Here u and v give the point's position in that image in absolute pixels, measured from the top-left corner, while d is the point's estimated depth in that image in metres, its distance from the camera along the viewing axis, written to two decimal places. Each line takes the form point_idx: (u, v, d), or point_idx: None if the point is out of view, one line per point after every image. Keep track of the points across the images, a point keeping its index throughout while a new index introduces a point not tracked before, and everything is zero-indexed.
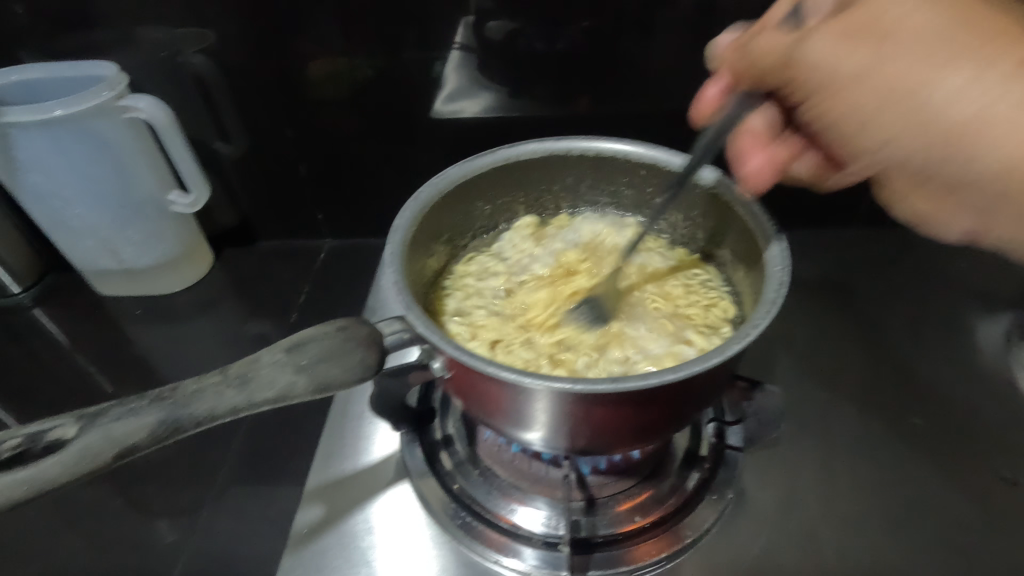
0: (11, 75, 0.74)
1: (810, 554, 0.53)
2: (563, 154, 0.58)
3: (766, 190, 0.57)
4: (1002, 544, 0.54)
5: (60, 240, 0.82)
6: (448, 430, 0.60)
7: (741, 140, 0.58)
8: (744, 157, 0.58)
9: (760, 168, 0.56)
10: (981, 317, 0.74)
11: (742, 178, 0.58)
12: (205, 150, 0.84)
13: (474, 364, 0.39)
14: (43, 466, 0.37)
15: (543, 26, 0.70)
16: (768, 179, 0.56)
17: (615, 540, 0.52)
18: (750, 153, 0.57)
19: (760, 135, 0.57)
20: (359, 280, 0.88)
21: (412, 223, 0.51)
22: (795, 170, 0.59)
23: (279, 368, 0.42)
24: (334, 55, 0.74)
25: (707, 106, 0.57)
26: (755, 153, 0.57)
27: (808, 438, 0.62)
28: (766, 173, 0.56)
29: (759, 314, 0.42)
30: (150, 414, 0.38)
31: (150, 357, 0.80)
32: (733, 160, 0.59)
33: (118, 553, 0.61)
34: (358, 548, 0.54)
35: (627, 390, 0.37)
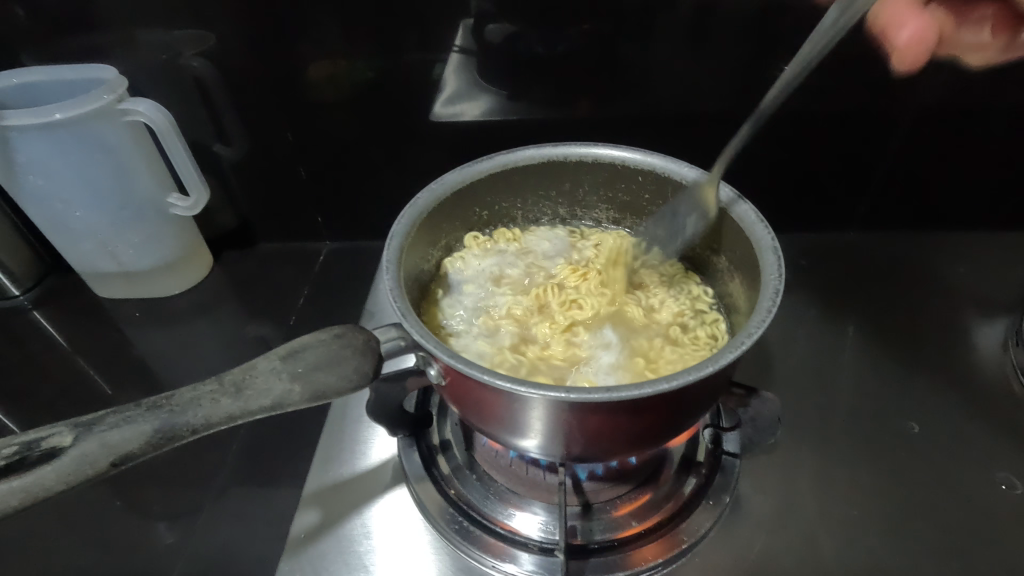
0: (12, 79, 0.73)
1: (806, 558, 0.53)
2: (561, 160, 0.58)
3: (920, 58, 0.58)
4: (997, 548, 0.54)
5: (60, 242, 0.82)
6: (445, 435, 0.60)
7: (898, 6, 0.57)
8: (900, 24, 0.57)
9: (911, 40, 0.57)
10: (978, 321, 0.74)
11: (899, 50, 0.58)
12: (205, 153, 0.84)
13: (469, 372, 0.39)
14: (38, 474, 0.37)
15: (543, 29, 0.70)
16: (925, 49, 0.56)
17: (612, 546, 0.52)
18: (909, 22, 0.57)
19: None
20: (357, 282, 0.89)
21: (410, 228, 0.51)
22: (966, 35, 0.59)
23: (275, 376, 0.42)
24: (334, 57, 0.74)
25: None
26: (911, 18, 0.56)
27: (805, 443, 0.62)
28: (922, 44, 0.56)
29: (754, 322, 0.42)
30: (145, 422, 0.39)
31: (149, 359, 0.80)
32: (888, 26, 0.59)
33: (116, 555, 0.61)
34: (355, 553, 0.54)
35: (620, 399, 0.37)
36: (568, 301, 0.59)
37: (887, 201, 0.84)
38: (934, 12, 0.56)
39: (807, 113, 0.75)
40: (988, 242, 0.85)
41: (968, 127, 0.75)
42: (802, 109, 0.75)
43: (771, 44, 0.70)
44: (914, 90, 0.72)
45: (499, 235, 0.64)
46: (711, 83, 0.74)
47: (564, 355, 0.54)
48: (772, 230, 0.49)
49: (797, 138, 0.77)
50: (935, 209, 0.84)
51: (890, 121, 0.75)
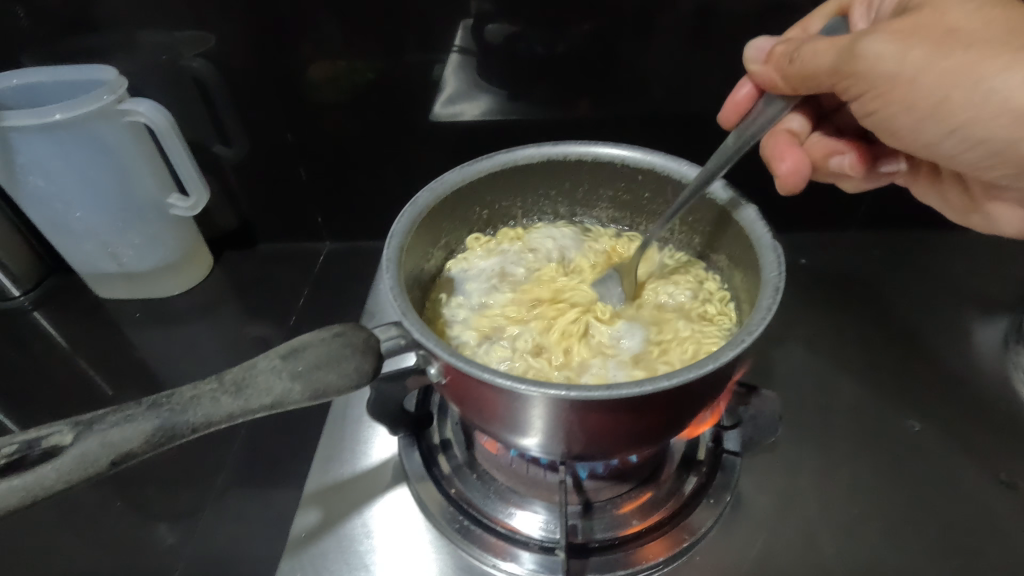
0: (13, 79, 0.74)
1: (808, 556, 0.53)
2: (561, 159, 0.58)
3: (797, 185, 0.63)
4: (998, 546, 0.54)
5: (60, 243, 0.82)
6: (446, 434, 0.60)
7: (776, 147, 0.63)
8: (781, 156, 0.63)
9: (793, 167, 0.62)
10: (979, 319, 0.74)
11: (778, 177, 0.63)
12: (205, 154, 0.84)
13: (470, 370, 0.39)
14: (39, 473, 0.37)
15: (542, 29, 0.70)
16: (801, 180, 0.62)
17: (613, 544, 0.52)
18: (784, 158, 0.63)
19: (790, 139, 0.64)
20: (358, 283, 0.89)
21: (410, 227, 0.51)
22: (835, 161, 0.64)
23: (275, 374, 0.42)
24: (333, 58, 0.74)
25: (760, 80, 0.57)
26: (789, 154, 0.63)
27: (806, 442, 0.62)
28: (799, 172, 0.62)
29: (755, 319, 0.42)
30: (146, 420, 0.39)
31: (150, 360, 0.80)
32: (769, 158, 0.64)
33: (117, 556, 0.61)
34: (356, 552, 0.54)
35: (621, 397, 0.37)
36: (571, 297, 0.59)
37: (888, 200, 0.84)
38: (805, 153, 0.63)
39: None
40: (988, 240, 0.85)
41: None
42: None
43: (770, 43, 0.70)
44: None
45: (503, 235, 0.64)
46: (710, 82, 0.74)
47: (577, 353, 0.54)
48: (772, 227, 0.49)
49: None
50: (935, 208, 0.84)
51: None
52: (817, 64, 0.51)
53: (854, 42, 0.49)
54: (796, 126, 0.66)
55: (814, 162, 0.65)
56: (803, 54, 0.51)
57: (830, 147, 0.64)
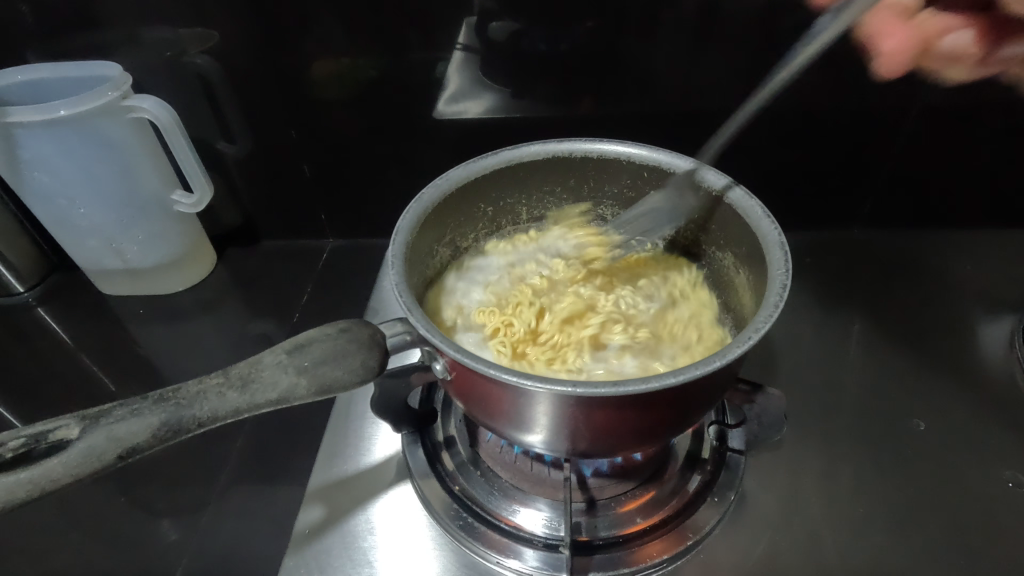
0: (17, 76, 0.74)
1: (813, 556, 0.53)
2: (566, 156, 0.58)
3: (906, 64, 0.55)
4: (1004, 546, 0.54)
5: (65, 239, 0.82)
6: (450, 432, 0.60)
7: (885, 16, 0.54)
8: (883, 36, 0.55)
9: (897, 49, 0.54)
10: (984, 319, 0.74)
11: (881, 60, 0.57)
12: (209, 150, 0.84)
13: (475, 366, 0.39)
14: (45, 466, 0.37)
15: (547, 27, 0.70)
16: (908, 57, 0.54)
17: (617, 542, 0.52)
18: (890, 34, 0.55)
19: (902, 11, 0.53)
20: (361, 280, 0.89)
21: (415, 224, 0.51)
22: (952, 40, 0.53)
23: (281, 369, 0.42)
24: (337, 55, 0.74)
25: None
26: (893, 31, 0.54)
27: (810, 441, 0.61)
28: (905, 52, 0.54)
29: (761, 317, 0.41)
30: (152, 415, 0.39)
31: (153, 357, 0.80)
32: (874, 34, 0.56)
33: (120, 552, 0.61)
34: (360, 548, 0.54)
35: (628, 393, 0.37)
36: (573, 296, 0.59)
37: (893, 199, 0.83)
38: (917, 27, 0.53)
39: (811, 111, 0.75)
40: (993, 239, 0.84)
41: (973, 125, 0.75)
42: (806, 107, 0.74)
43: (775, 41, 0.69)
44: (919, 88, 0.72)
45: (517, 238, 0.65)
46: (715, 80, 0.73)
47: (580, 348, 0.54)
48: (778, 224, 0.49)
49: (802, 136, 0.77)
50: (940, 207, 0.83)
51: (895, 119, 0.75)
52: None
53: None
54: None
55: (926, 45, 0.53)
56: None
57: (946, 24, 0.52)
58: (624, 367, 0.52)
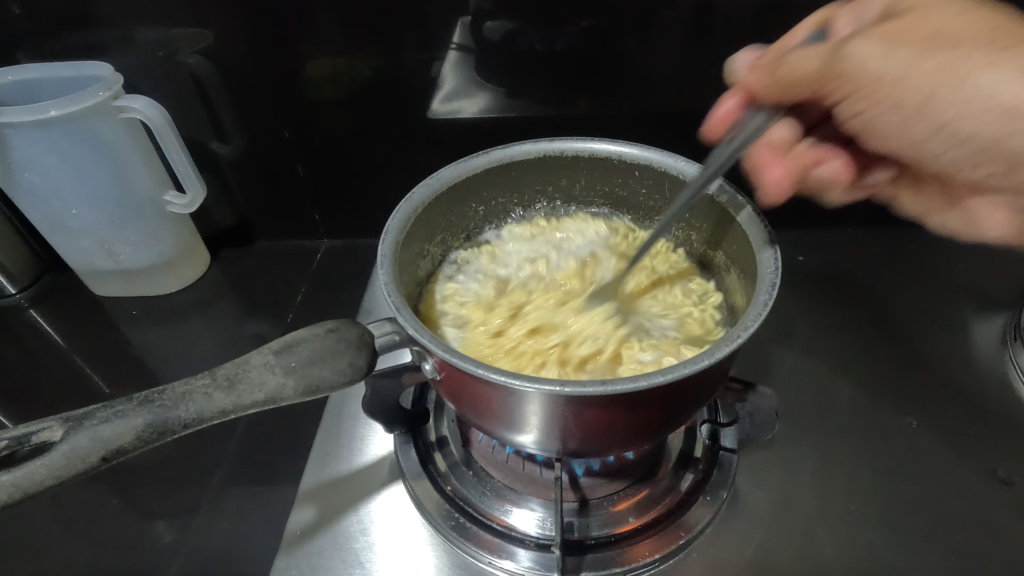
0: (8, 75, 0.74)
1: (806, 554, 0.53)
2: (558, 155, 0.58)
3: (787, 194, 0.60)
4: (997, 543, 0.54)
5: (56, 240, 0.82)
6: (442, 432, 0.60)
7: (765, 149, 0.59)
8: (763, 168, 0.59)
9: (780, 177, 0.59)
10: (977, 316, 0.74)
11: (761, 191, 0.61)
12: (202, 151, 0.84)
13: (464, 366, 0.39)
14: (29, 468, 0.37)
15: (540, 26, 0.70)
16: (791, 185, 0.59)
17: (609, 541, 0.51)
18: (770, 165, 0.59)
19: (782, 145, 0.59)
20: (355, 280, 0.89)
21: (405, 223, 0.51)
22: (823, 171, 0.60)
23: (268, 370, 0.42)
24: (331, 55, 0.74)
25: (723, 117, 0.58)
26: (776, 162, 0.59)
27: (804, 439, 0.61)
28: (787, 180, 0.59)
29: (750, 315, 0.41)
30: (137, 416, 0.38)
31: (147, 357, 0.80)
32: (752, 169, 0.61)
33: (113, 553, 0.61)
34: (352, 549, 0.54)
35: (616, 392, 0.37)
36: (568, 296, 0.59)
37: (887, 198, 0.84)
38: (795, 158, 0.59)
39: None
40: None
41: None
42: None
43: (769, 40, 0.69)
44: None
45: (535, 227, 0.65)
46: (709, 80, 0.73)
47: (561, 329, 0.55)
48: (768, 222, 0.49)
49: None
50: None
51: None
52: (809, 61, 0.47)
53: (837, 46, 0.47)
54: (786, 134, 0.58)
55: (803, 174, 0.59)
56: (786, 64, 0.48)
57: (818, 156, 0.59)
58: (641, 359, 0.52)
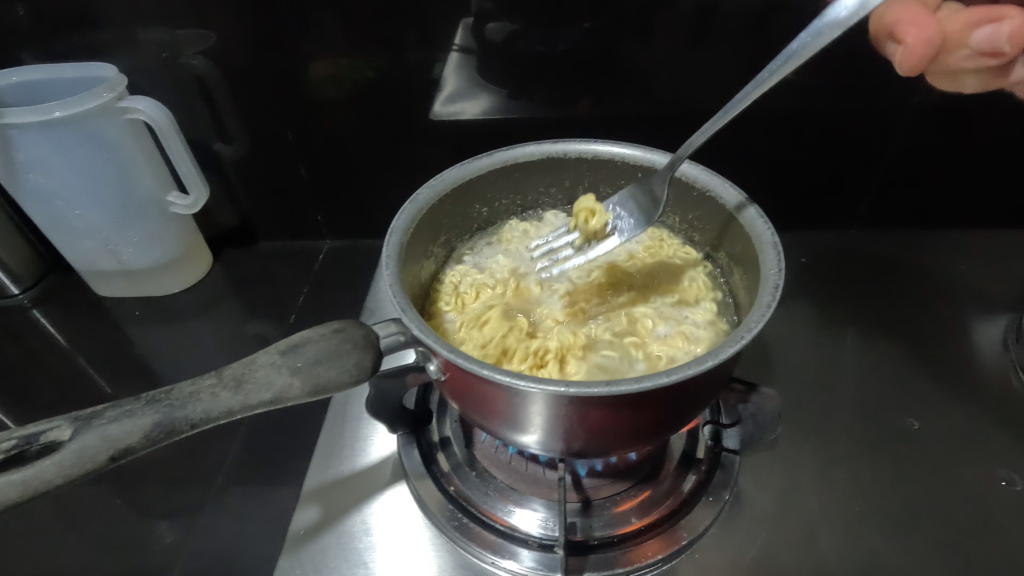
0: (12, 77, 0.74)
1: (808, 555, 0.53)
2: (561, 156, 0.59)
3: (922, 61, 0.53)
4: (998, 544, 0.54)
5: (60, 240, 0.82)
6: (446, 432, 0.60)
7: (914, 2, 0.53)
8: (903, 28, 0.53)
9: (917, 42, 0.52)
10: (978, 318, 0.74)
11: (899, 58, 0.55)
12: (206, 151, 0.84)
13: (469, 367, 0.39)
14: (37, 467, 0.37)
15: (542, 28, 0.70)
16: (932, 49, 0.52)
17: (612, 542, 0.52)
18: (911, 23, 0.52)
19: (920, 8, 0.53)
20: (357, 280, 0.89)
21: (411, 223, 0.51)
22: (984, 34, 0.52)
23: (274, 370, 0.42)
24: (334, 56, 0.74)
25: None
26: (915, 23, 0.52)
27: (806, 441, 0.62)
28: (925, 43, 0.52)
29: (753, 316, 0.42)
30: (144, 416, 0.39)
31: (149, 357, 0.80)
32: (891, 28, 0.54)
33: (115, 553, 0.61)
34: (355, 549, 0.54)
35: (620, 393, 0.37)
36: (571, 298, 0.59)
37: (888, 200, 0.84)
38: (942, 16, 0.52)
39: (807, 112, 0.75)
40: (986, 239, 0.85)
41: (967, 127, 0.75)
42: (801, 108, 0.74)
43: (771, 43, 0.70)
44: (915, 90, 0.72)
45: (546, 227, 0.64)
46: (711, 81, 0.74)
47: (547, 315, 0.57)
48: (771, 224, 0.49)
49: (799, 136, 0.77)
50: (935, 207, 0.84)
51: (891, 120, 0.75)
52: None
53: None
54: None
55: (962, 32, 0.52)
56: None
57: (977, 15, 0.52)
58: (660, 333, 0.55)
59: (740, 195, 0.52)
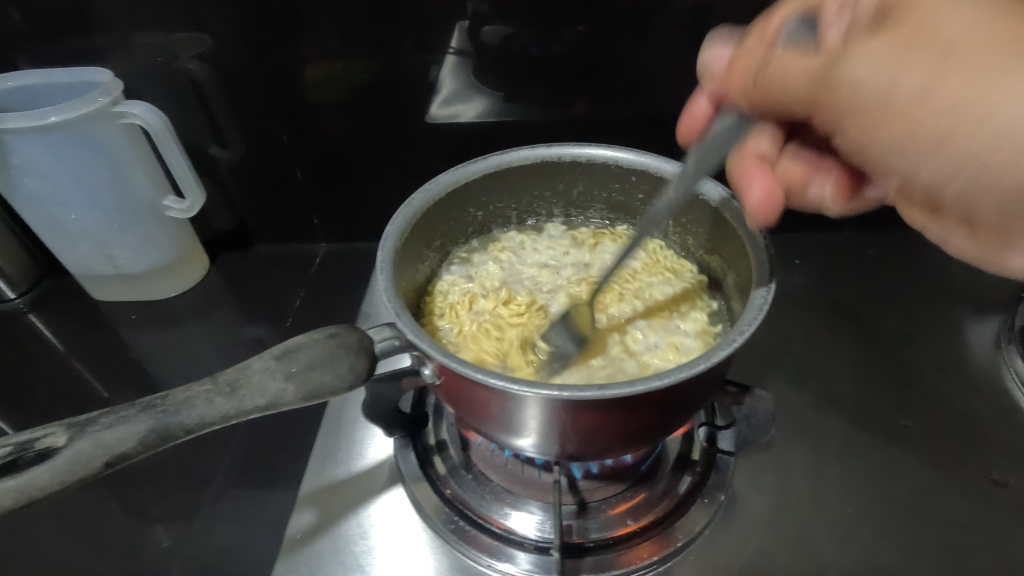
0: (7, 81, 0.74)
1: (803, 555, 0.53)
2: (555, 160, 0.59)
3: (773, 218, 0.49)
4: (991, 544, 0.54)
5: (56, 245, 0.82)
6: (442, 436, 0.60)
7: (744, 153, 0.51)
8: (746, 178, 0.50)
9: (764, 191, 0.49)
10: (972, 319, 0.75)
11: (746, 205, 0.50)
12: (201, 155, 0.84)
13: (464, 371, 0.39)
14: (34, 474, 0.37)
15: (537, 31, 0.70)
16: (778, 205, 0.48)
17: (608, 544, 0.52)
18: (753, 175, 0.50)
19: (762, 160, 0.50)
20: (353, 284, 0.89)
21: (405, 228, 0.51)
22: (815, 188, 0.51)
23: (269, 375, 0.42)
24: (329, 60, 0.74)
25: (695, 119, 0.56)
26: (755, 176, 0.49)
27: (800, 442, 0.62)
28: (771, 198, 0.48)
29: (746, 319, 0.42)
30: (140, 421, 0.39)
31: (145, 361, 0.80)
32: (739, 183, 0.51)
33: (112, 558, 0.61)
34: (352, 552, 0.54)
35: (613, 397, 0.37)
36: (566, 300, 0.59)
37: (882, 201, 0.84)
38: (780, 174, 0.50)
39: None
40: None
41: None
42: None
43: None
44: None
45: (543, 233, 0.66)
46: None
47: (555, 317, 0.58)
48: (765, 228, 0.49)
49: None
50: None
51: None
52: (795, 76, 0.40)
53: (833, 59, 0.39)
54: (766, 144, 0.50)
55: (791, 192, 0.51)
56: (770, 70, 0.42)
57: (808, 169, 0.51)
58: (649, 344, 0.55)
59: (739, 203, 0.51)
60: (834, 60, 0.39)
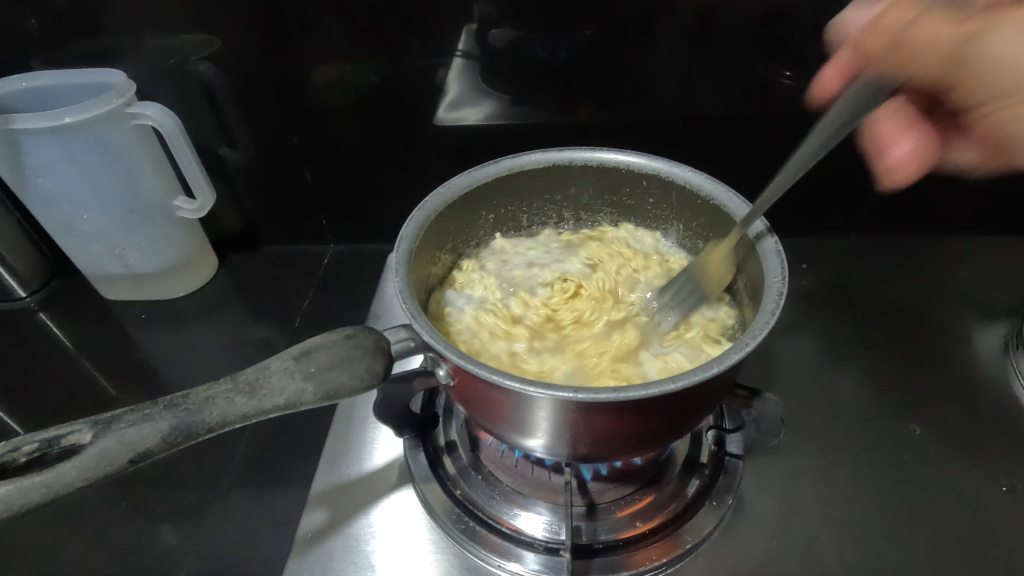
0: (21, 83, 0.75)
1: (810, 560, 0.53)
2: (567, 164, 0.59)
3: (916, 174, 0.56)
4: (997, 550, 0.54)
5: (68, 244, 0.83)
6: (451, 436, 0.61)
7: (886, 125, 0.56)
8: (887, 145, 0.56)
9: (907, 156, 0.55)
10: (979, 325, 0.75)
11: (886, 172, 0.58)
12: (212, 156, 0.85)
13: (479, 372, 0.39)
14: (58, 471, 0.37)
15: (546, 35, 0.71)
16: (924, 163, 0.55)
17: (616, 546, 0.52)
18: (900, 138, 0.55)
19: (904, 120, 0.55)
20: (361, 285, 0.89)
21: (419, 230, 0.52)
22: (953, 157, 0.54)
23: (288, 375, 0.42)
24: (338, 62, 0.75)
25: (828, 85, 0.57)
26: (903, 137, 0.55)
27: (807, 446, 0.62)
28: (917, 160, 0.55)
29: (757, 324, 0.42)
30: (162, 420, 0.39)
31: (154, 361, 0.80)
32: (875, 149, 0.58)
33: (120, 556, 0.61)
34: (361, 551, 0.54)
35: (626, 399, 0.38)
36: (575, 314, 0.58)
37: (890, 207, 0.84)
38: (924, 131, 0.55)
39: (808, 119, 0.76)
40: (987, 246, 0.85)
41: None
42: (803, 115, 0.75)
43: (773, 51, 0.71)
44: None
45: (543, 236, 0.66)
46: (713, 88, 0.74)
47: (591, 320, 0.57)
48: (773, 232, 0.49)
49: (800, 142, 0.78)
50: (936, 213, 0.84)
51: None
52: (935, 36, 0.41)
53: (979, 31, 0.40)
54: (909, 105, 0.55)
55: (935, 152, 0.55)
56: (914, 34, 0.41)
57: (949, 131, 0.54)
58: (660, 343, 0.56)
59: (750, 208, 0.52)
60: (978, 43, 0.41)
